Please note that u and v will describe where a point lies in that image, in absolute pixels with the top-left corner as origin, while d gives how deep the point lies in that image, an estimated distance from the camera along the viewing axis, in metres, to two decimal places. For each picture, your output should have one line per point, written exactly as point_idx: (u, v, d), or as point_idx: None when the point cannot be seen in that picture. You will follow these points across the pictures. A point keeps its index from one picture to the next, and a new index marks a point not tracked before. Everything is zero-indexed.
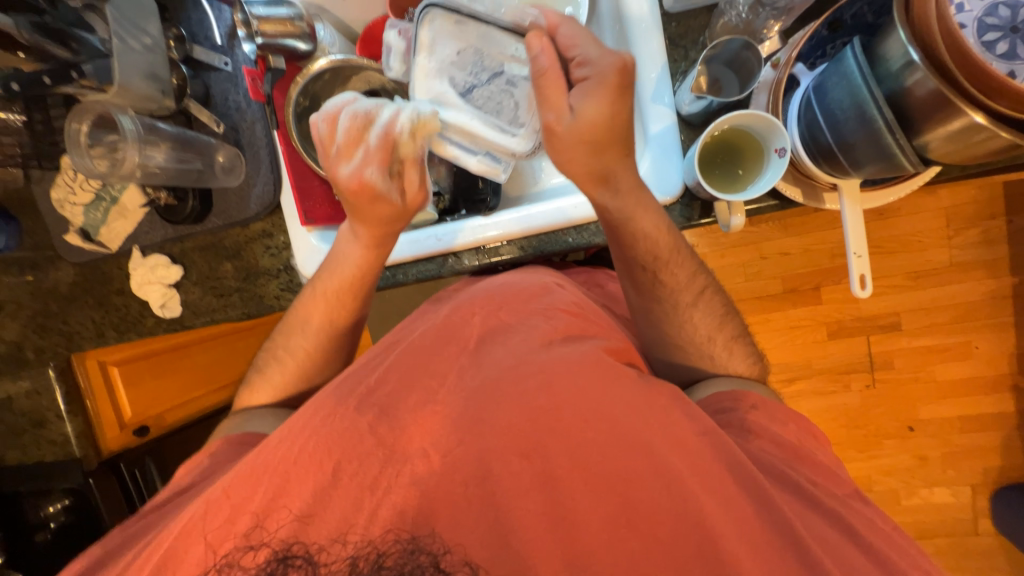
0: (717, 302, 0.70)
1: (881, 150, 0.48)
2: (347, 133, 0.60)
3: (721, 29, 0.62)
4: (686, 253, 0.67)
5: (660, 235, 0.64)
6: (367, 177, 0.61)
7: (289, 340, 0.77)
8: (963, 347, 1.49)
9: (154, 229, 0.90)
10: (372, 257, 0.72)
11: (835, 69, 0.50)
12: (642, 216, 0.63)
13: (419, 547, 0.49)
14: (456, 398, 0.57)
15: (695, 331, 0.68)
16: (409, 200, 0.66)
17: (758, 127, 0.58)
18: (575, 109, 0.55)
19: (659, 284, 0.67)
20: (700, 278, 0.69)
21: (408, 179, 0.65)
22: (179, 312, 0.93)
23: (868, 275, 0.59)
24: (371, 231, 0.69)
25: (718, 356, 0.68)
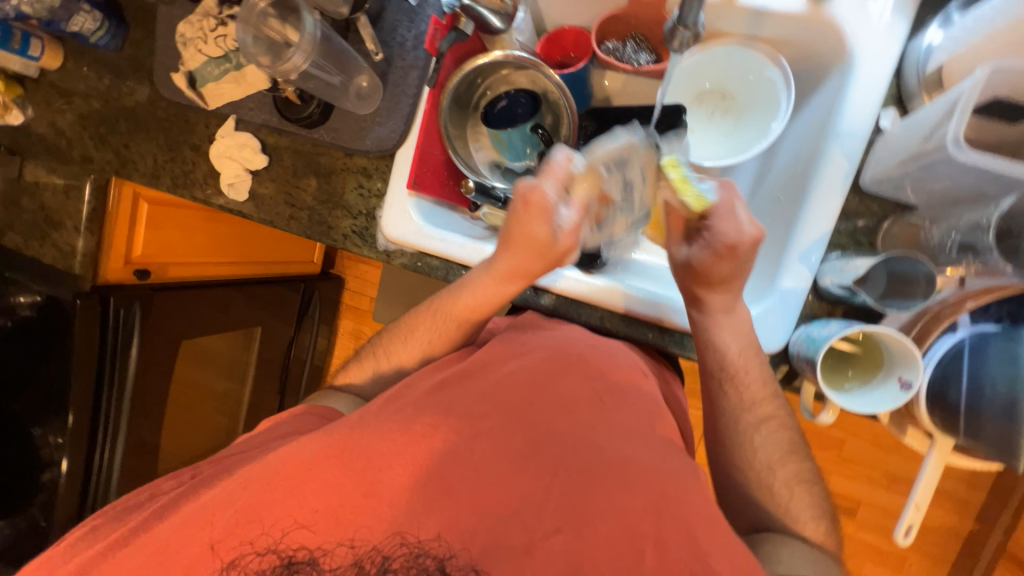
0: (818, 495, 0.59)
1: (1009, 443, 0.49)
2: (562, 220, 0.61)
3: (901, 232, 0.62)
4: (789, 420, 0.62)
5: (732, 348, 0.61)
6: (543, 190, 0.60)
7: (390, 347, 0.70)
8: (899, 560, 1.50)
9: (258, 110, 0.86)
10: (509, 292, 0.64)
11: (1005, 344, 0.50)
12: (725, 317, 0.61)
13: (424, 550, 0.47)
14: (523, 443, 0.52)
15: (793, 514, 0.58)
16: (561, 241, 0.61)
17: (892, 349, 0.56)
18: (697, 253, 0.61)
19: (745, 439, 0.61)
20: (775, 402, 0.62)
21: (570, 211, 0.62)
22: (242, 198, 0.90)
23: (914, 526, 0.58)
24: (512, 258, 0.62)
25: (789, 501, 0.59)
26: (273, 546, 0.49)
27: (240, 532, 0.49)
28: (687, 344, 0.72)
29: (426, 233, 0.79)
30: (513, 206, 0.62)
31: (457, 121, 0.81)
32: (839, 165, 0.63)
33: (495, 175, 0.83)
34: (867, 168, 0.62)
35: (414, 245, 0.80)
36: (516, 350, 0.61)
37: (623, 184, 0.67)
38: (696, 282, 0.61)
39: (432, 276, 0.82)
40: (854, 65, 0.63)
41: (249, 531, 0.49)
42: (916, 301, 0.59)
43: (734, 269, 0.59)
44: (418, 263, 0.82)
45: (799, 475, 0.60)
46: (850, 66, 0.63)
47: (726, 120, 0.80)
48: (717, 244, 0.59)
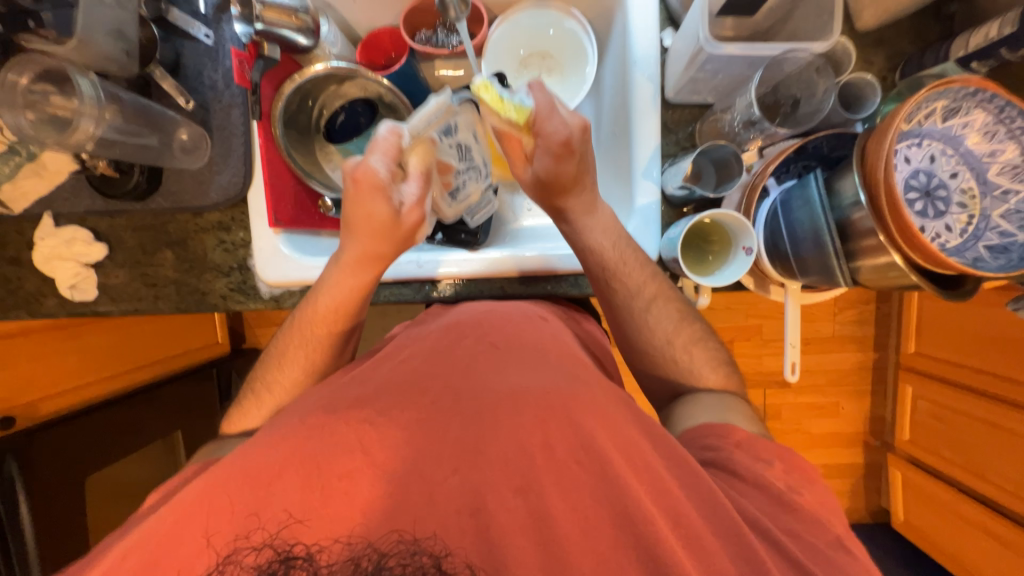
0: (708, 349, 0.68)
1: (826, 268, 0.58)
2: (393, 200, 0.58)
3: (710, 127, 0.71)
4: (674, 295, 0.68)
5: (606, 244, 0.65)
6: (371, 167, 0.55)
7: (267, 373, 0.68)
8: (833, 406, 1.72)
9: (75, 198, 0.78)
10: (367, 279, 0.64)
11: (800, 192, 0.59)
12: (590, 219, 0.65)
13: (420, 547, 0.43)
14: (449, 412, 0.50)
15: (697, 372, 0.67)
16: (405, 218, 0.59)
17: (731, 224, 0.66)
18: (541, 163, 0.61)
19: (643, 325, 0.67)
20: (657, 281, 0.67)
21: (409, 190, 0.59)
22: (93, 296, 0.81)
23: (797, 362, 0.68)
24: (360, 245, 0.60)
25: (692, 360, 0.67)
26: (270, 539, 0.43)
27: (231, 527, 0.44)
28: (581, 283, 0.77)
29: (304, 265, 0.76)
30: (348, 189, 0.57)
31: (300, 146, 0.80)
32: (646, 88, 0.70)
33: None
34: (668, 84, 0.70)
35: (300, 282, 0.77)
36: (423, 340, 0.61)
37: (457, 148, 0.68)
38: (555, 193, 0.63)
39: None
40: (627, 1, 0.72)
41: (241, 525, 0.44)
42: (736, 179, 0.68)
43: (577, 170, 0.61)
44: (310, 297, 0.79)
45: (695, 338, 0.67)
46: (624, 3, 0.72)
47: (552, 78, 0.87)
48: (553, 146, 0.58)
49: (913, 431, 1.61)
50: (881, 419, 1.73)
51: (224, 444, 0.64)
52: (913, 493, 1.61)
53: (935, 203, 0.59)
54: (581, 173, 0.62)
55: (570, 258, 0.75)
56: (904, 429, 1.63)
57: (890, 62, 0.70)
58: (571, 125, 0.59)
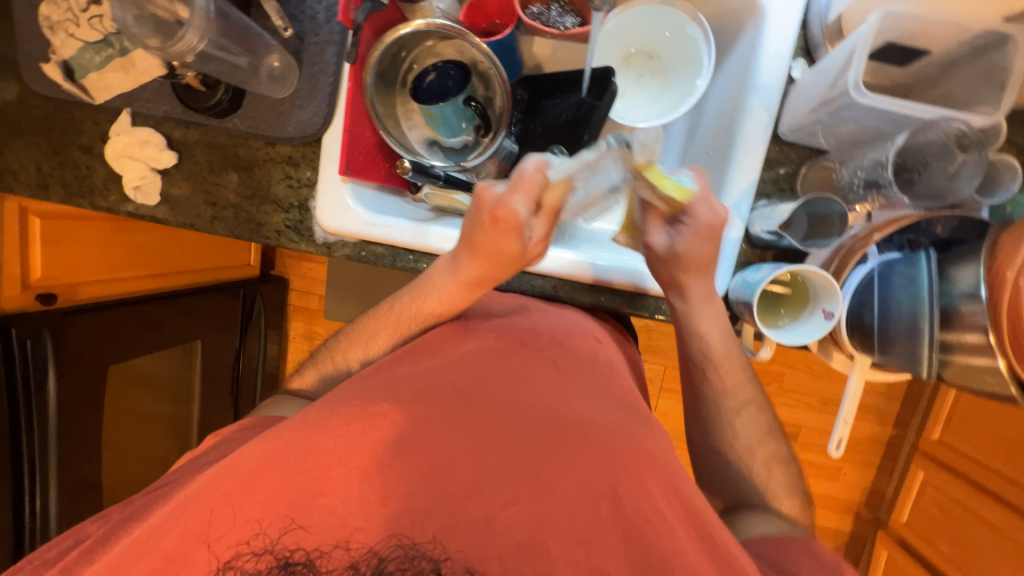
0: (787, 471, 0.63)
1: (913, 355, 0.54)
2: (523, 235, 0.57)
3: (818, 174, 0.66)
4: (766, 406, 0.64)
5: (714, 333, 0.61)
6: (514, 208, 0.53)
7: (345, 345, 0.66)
8: (835, 470, 1.67)
9: (156, 101, 0.77)
10: (471, 296, 0.62)
11: (906, 268, 0.56)
12: (705, 306, 0.61)
13: (420, 553, 0.46)
14: (505, 419, 0.51)
15: (769, 490, 0.62)
16: (530, 251, 0.59)
17: (816, 283, 0.62)
18: (683, 241, 0.57)
19: (726, 424, 0.63)
20: (752, 387, 0.64)
21: (537, 228, 0.57)
22: (153, 201, 0.81)
23: (844, 438, 0.65)
24: (483, 268, 0.59)
25: (768, 480, 0.62)
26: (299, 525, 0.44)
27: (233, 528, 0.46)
28: (638, 302, 0.73)
29: (365, 220, 0.75)
30: (482, 220, 0.55)
31: (385, 98, 0.77)
32: (760, 118, 0.65)
33: (432, 153, 0.80)
34: (784, 118, 0.66)
35: (356, 235, 0.76)
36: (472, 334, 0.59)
37: (584, 168, 0.55)
38: (676, 269, 0.59)
39: (378, 264, 0.79)
40: (765, 21, 0.65)
41: (244, 528, 0.46)
42: (834, 238, 0.64)
43: (709, 255, 0.58)
44: (362, 252, 0.79)
45: (776, 456, 0.63)
46: (761, 22, 0.66)
47: (654, 80, 0.82)
48: (699, 228, 0.56)
49: (911, 516, 1.55)
50: (879, 493, 1.66)
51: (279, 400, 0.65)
52: None
53: None
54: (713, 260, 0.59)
55: (633, 274, 0.71)
56: (902, 512, 1.58)
57: None
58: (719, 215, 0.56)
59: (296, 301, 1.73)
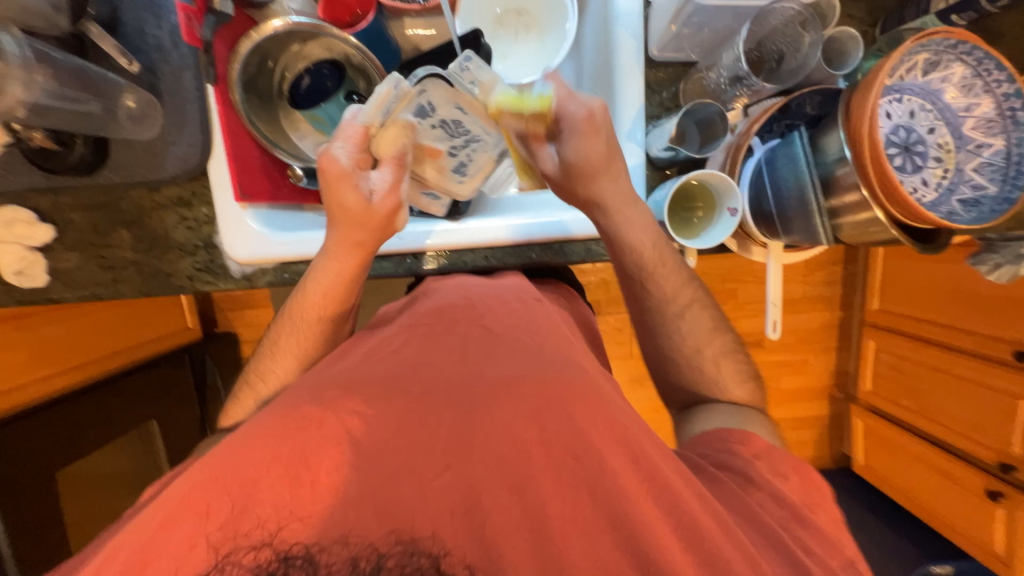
0: (734, 359, 0.65)
1: (809, 227, 0.59)
2: (362, 182, 0.57)
3: (695, 85, 0.69)
4: (711, 305, 0.66)
5: (645, 243, 0.60)
6: (333, 155, 0.55)
7: (263, 360, 0.65)
8: (801, 362, 1.74)
9: (9, 174, 0.70)
10: (354, 264, 0.61)
11: (785, 149, 0.60)
12: (629, 210, 0.59)
13: (418, 548, 0.41)
14: (440, 405, 0.43)
15: (721, 384, 0.63)
16: (379, 205, 0.57)
17: (718, 186, 0.65)
18: (570, 145, 0.55)
19: (673, 328, 0.64)
20: (692, 288, 0.65)
21: (378, 176, 0.58)
22: (43, 281, 0.75)
23: (778, 321, 0.71)
24: (343, 232, 0.58)
25: (719, 372, 0.64)
26: (269, 538, 0.40)
27: None
28: (568, 251, 0.75)
29: (276, 241, 0.72)
30: (319, 179, 0.56)
31: (265, 113, 0.74)
32: (629, 44, 0.67)
33: None
34: (651, 39, 0.67)
35: (273, 259, 0.73)
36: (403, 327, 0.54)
37: (442, 126, 0.66)
38: (583, 181, 0.57)
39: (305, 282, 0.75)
40: None
41: None
42: (721, 139, 0.67)
43: (608, 148, 0.56)
44: (286, 274, 0.75)
45: (724, 349, 0.65)
46: None
47: (531, 37, 0.82)
48: (576, 124, 0.54)
49: (874, 383, 1.67)
50: (845, 372, 1.76)
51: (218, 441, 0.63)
52: (874, 442, 1.70)
53: (913, 156, 0.60)
54: (616, 155, 0.57)
55: (556, 226, 0.73)
56: (865, 382, 1.70)
57: (872, 16, 0.69)
58: (588, 103, 0.54)
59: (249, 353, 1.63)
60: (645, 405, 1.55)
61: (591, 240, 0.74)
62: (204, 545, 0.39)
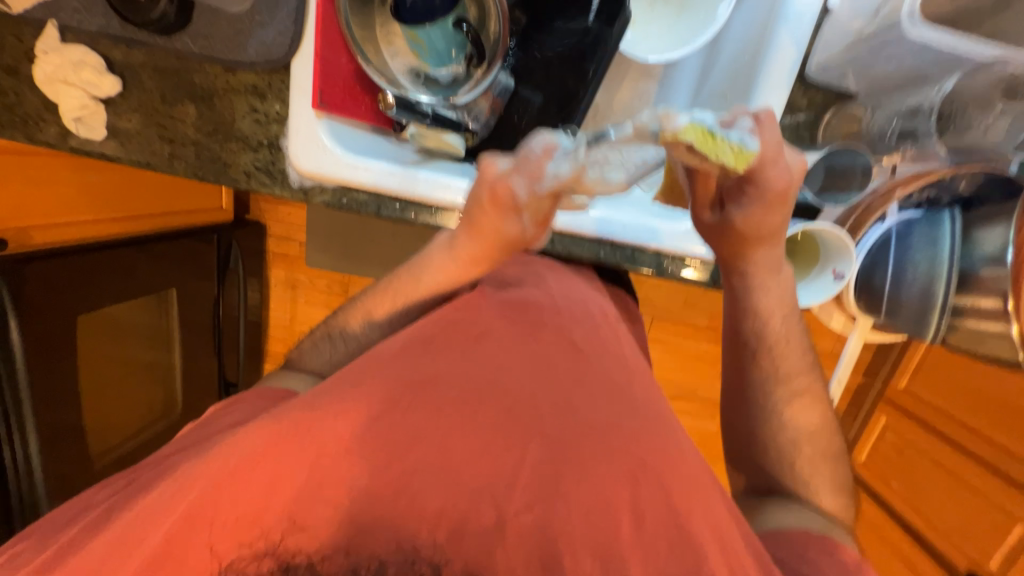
0: (838, 468, 0.58)
1: (920, 316, 0.55)
2: (518, 220, 0.49)
3: (844, 120, 0.61)
4: (830, 407, 0.60)
5: (775, 315, 0.56)
6: (511, 188, 0.47)
7: (347, 322, 0.63)
8: None
9: (87, 13, 0.65)
10: (469, 277, 0.55)
11: (928, 228, 0.54)
12: (771, 281, 0.54)
13: (419, 557, 0.39)
14: None
15: (810, 486, 0.56)
16: (529, 238, 0.52)
17: (827, 241, 0.59)
18: (749, 211, 0.48)
19: (779, 411, 0.58)
20: (812, 376, 0.59)
21: (538, 213, 0.50)
22: (99, 135, 0.71)
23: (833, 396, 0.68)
24: (477, 248, 0.52)
25: (811, 475, 0.56)
26: (272, 547, 0.39)
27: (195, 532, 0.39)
28: (637, 258, 0.70)
29: (344, 161, 0.68)
30: (477, 198, 0.48)
31: (360, 18, 0.65)
32: (788, 53, 0.57)
33: (417, 87, 0.71)
34: (814, 53, 0.58)
35: (334, 179, 0.68)
36: (476, 316, 0.50)
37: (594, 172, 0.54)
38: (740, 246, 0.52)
39: (360, 213, 0.71)
40: None
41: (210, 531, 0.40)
42: (852, 194, 0.61)
43: (782, 222, 0.49)
44: (343, 199, 0.71)
45: (825, 452, 0.58)
46: None
47: (670, 3, 0.72)
48: (760, 196, 0.47)
49: (870, 455, 1.66)
50: (842, 436, 1.75)
51: (287, 373, 0.62)
52: None
53: None
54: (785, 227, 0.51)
55: (637, 230, 0.68)
56: (861, 452, 1.69)
57: None
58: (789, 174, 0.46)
59: (275, 248, 1.63)
60: None
61: (664, 254, 0.69)
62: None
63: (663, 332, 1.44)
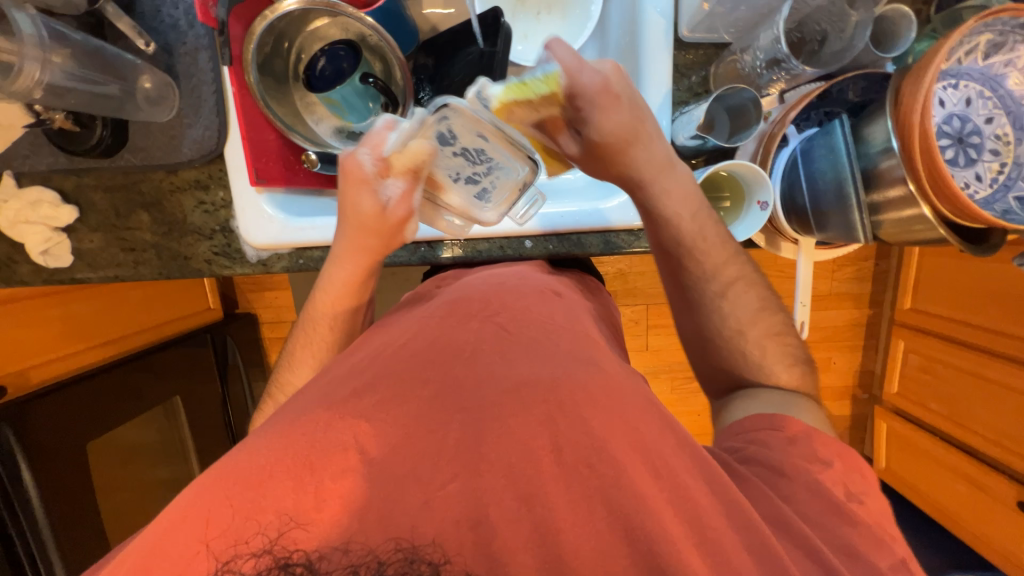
0: (786, 340, 0.59)
1: (846, 222, 0.55)
2: (375, 190, 0.54)
3: (727, 69, 0.64)
4: (760, 281, 0.60)
5: (684, 216, 0.56)
6: (358, 160, 0.52)
7: (281, 369, 0.63)
8: (825, 361, 1.68)
9: (35, 156, 0.71)
10: (365, 265, 0.60)
11: (824, 139, 0.56)
12: (667, 181, 0.55)
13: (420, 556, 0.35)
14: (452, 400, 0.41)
15: (765, 369, 0.57)
16: (392, 212, 0.55)
17: (746, 177, 0.61)
18: (594, 125, 0.52)
19: (716, 308, 0.59)
20: (738, 262, 0.59)
21: (394, 184, 0.54)
22: (68, 262, 0.76)
23: (805, 321, 0.68)
24: (352, 236, 0.57)
25: (763, 356, 0.58)
26: (270, 544, 0.34)
27: None
28: (585, 242, 0.73)
29: (292, 227, 0.72)
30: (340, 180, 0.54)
31: (279, 98, 0.72)
32: (657, 26, 0.63)
33: (345, 143, 0.76)
34: (681, 20, 0.63)
35: (288, 245, 0.73)
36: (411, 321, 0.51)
37: (464, 155, 0.56)
38: (609, 158, 0.54)
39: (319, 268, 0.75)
40: None
41: None
42: (753, 128, 0.62)
43: (631, 116, 0.52)
44: (301, 260, 0.75)
45: (770, 331, 0.58)
46: None
47: (553, 16, 0.78)
48: (596, 103, 0.50)
49: (901, 384, 1.60)
50: (869, 372, 1.71)
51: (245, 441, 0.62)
52: (899, 444, 1.64)
53: (965, 150, 0.57)
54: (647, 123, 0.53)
55: (577, 216, 0.71)
56: (892, 382, 1.63)
57: None
58: (601, 81, 0.50)
59: (269, 333, 1.67)
60: (662, 397, 1.53)
61: (610, 232, 0.72)
62: (195, 527, 0.35)
63: (659, 316, 1.45)
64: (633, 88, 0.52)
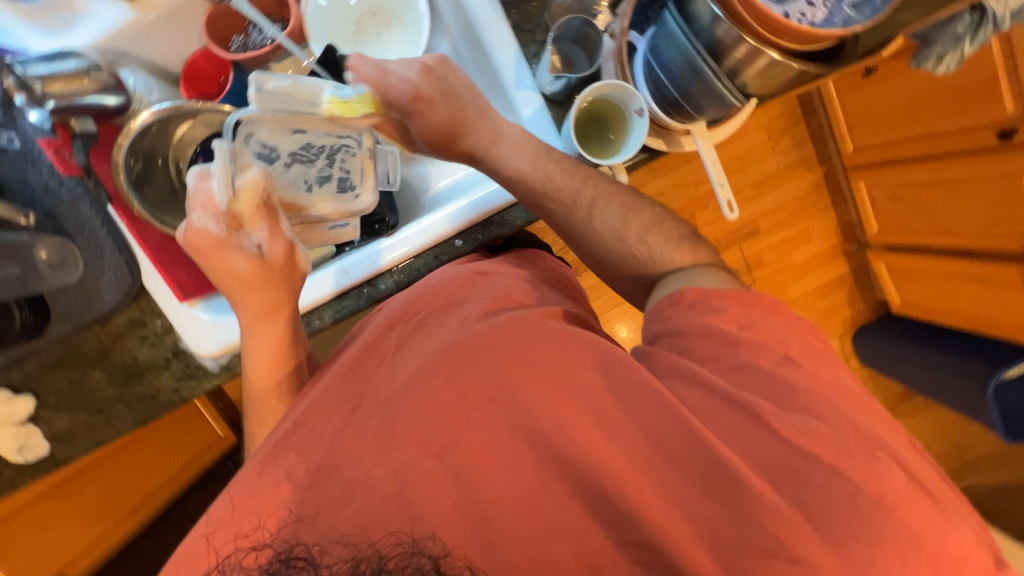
0: (669, 226, 0.62)
1: (714, 93, 0.57)
2: (235, 248, 0.55)
3: (558, 10, 0.68)
4: (625, 188, 0.64)
5: (525, 168, 0.63)
6: (199, 228, 0.54)
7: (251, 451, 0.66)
8: (805, 231, 1.67)
9: None
10: (281, 327, 0.61)
11: (661, 31, 0.58)
12: (498, 148, 0.64)
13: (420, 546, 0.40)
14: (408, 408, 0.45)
15: (660, 258, 0.60)
16: (269, 256, 0.57)
17: (616, 95, 0.64)
18: (425, 120, 0.64)
19: (591, 229, 0.62)
20: (593, 182, 0.63)
21: (252, 231, 0.56)
22: (46, 447, 0.73)
23: (733, 199, 0.69)
24: (247, 298, 0.59)
25: (649, 249, 0.61)
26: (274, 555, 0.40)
27: None
28: (510, 217, 0.74)
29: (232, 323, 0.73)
30: (197, 258, 0.55)
31: (167, 208, 0.73)
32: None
33: None
34: None
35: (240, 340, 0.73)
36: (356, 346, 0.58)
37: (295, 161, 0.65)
38: (448, 143, 0.66)
39: None
40: None
41: None
42: (601, 46, 0.66)
43: (447, 105, 0.63)
44: None
45: (648, 222, 0.62)
46: None
47: (394, 33, 0.81)
48: (409, 104, 0.63)
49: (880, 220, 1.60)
50: (850, 223, 1.69)
51: None
52: (902, 278, 1.62)
53: None
54: (456, 94, 0.64)
55: (486, 198, 0.73)
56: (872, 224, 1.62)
57: None
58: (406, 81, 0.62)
59: None
60: None
61: None
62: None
63: None
64: (440, 73, 0.64)
